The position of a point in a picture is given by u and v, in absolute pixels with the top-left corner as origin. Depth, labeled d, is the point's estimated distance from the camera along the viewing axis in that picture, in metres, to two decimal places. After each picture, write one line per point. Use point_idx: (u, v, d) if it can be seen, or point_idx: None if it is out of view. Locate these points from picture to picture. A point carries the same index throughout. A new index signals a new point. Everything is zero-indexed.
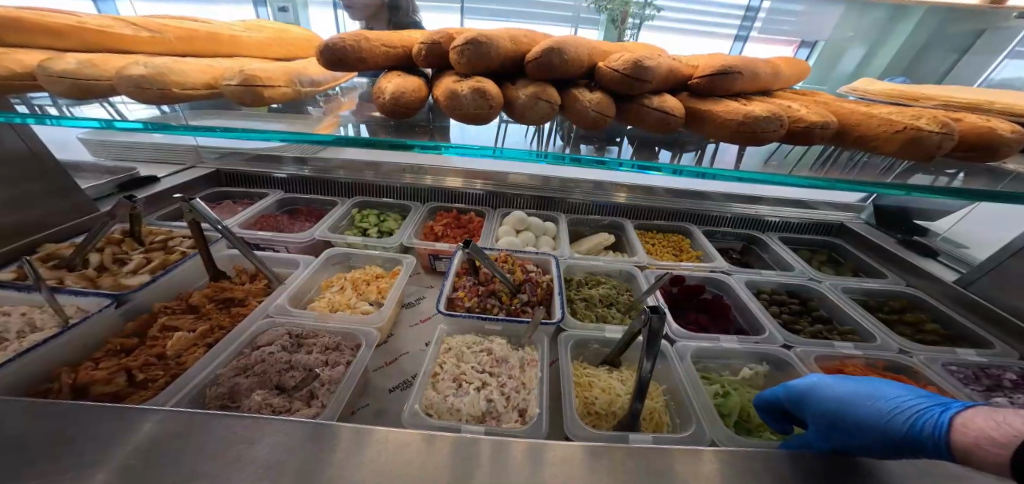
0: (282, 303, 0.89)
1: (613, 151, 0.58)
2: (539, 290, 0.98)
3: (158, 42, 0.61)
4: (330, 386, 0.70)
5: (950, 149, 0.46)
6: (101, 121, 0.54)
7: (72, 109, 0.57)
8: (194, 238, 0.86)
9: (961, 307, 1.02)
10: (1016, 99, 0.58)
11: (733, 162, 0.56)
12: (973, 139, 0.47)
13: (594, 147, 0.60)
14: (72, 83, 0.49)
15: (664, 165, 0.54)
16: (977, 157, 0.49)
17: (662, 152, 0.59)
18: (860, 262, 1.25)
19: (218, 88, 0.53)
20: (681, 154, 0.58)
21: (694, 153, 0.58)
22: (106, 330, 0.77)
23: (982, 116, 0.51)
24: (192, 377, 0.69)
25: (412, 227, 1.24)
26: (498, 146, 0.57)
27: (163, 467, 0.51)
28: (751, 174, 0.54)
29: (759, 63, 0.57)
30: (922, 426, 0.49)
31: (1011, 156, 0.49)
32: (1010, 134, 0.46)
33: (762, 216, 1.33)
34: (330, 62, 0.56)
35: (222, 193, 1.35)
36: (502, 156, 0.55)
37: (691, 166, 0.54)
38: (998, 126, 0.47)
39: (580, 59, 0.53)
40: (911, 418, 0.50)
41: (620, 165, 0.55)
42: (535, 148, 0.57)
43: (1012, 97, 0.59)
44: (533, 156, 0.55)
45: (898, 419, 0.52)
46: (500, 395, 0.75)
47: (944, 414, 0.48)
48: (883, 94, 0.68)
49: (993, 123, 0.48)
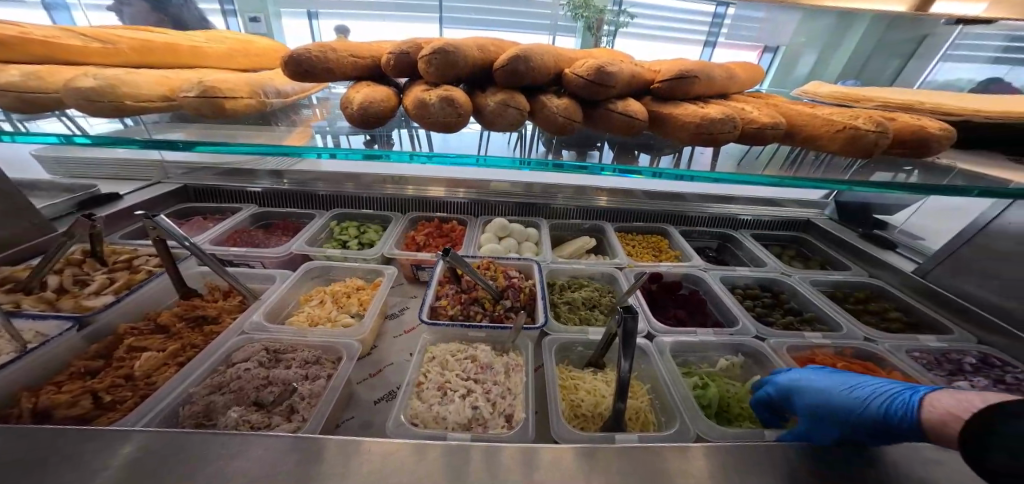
0: (259, 319, 0.86)
1: (593, 157, 0.60)
2: (523, 294, 0.98)
3: (110, 54, 0.60)
4: (310, 400, 0.69)
5: (887, 147, 0.49)
6: (61, 137, 0.52)
7: (17, 121, 0.55)
8: (159, 255, 0.84)
9: (919, 295, 1.06)
10: (945, 99, 0.62)
11: (710, 166, 0.58)
12: (907, 137, 0.50)
13: (576, 152, 0.62)
14: (16, 97, 0.47)
15: (645, 169, 0.56)
16: (911, 155, 0.52)
17: (642, 156, 0.61)
18: (826, 257, 1.30)
19: (175, 99, 0.52)
20: (659, 158, 0.60)
21: (671, 156, 0.60)
22: (67, 353, 0.73)
23: (913, 115, 0.55)
24: (163, 398, 0.66)
25: (393, 238, 1.23)
26: (482, 154, 0.57)
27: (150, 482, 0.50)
28: (726, 175, 0.56)
29: (714, 67, 0.59)
30: (897, 406, 0.56)
31: (942, 152, 0.52)
32: (938, 131, 0.49)
33: (736, 215, 1.38)
34: (297, 73, 0.56)
35: (191, 208, 1.32)
36: (487, 164, 0.56)
37: (670, 168, 0.56)
38: (927, 125, 0.50)
39: (545, 68, 0.55)
40: (885, 402, 0.57)
41: (602, 170, 0.56)
42: (517, 155, 0.59)
43: (944, 98, 0.63)
44: (517, 163, 0.56)
45: (872, 405, 0.59)
46: (486, 401, 0.74)
47: (915, 396, 0.55)
48: (828, 95, 0.71)
49: (923, 121, 0.51)
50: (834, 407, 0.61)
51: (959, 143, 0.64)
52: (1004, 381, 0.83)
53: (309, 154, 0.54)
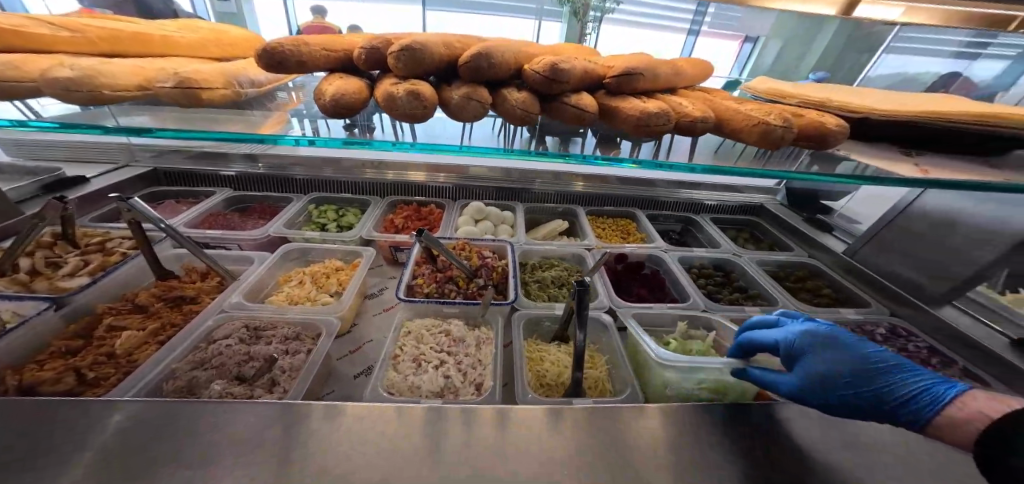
0: (238, 299, 0.90)
1: (576, 144, 0.66)
2: (495, 274, 1.03)
3: (79, 43, 0.62)
4: (291, 373, 0.74)
5: (792, 140, 0.56)
6: (14, 120, 0.53)
7: None
8: (135, 238, 0.86)
9: (848, 274, 1.17)
10: (855, 97, 0.69)
11: (687, 155, 0.65)
12: (809, 132, 0.57)
13: (559, 140, 0.68)
14: None
15: (626, 158, 0.61)
16: (815, 147, 0.60)
17: (625, 144, 0.67)
18: (774, 239, 1.40)
19: (150, 88, 0.55)
20: (641, 146, 0.66)
21: (651, 144, 0.66)
22: (47, 332, 0.76)
23: (818, 111, 0.62)
24: (146, 373, 0.70)
25: (371, 221, 1.26)
26: (465, 144, 0.61)
27: (142, 451, 0.55)
28: (702, 166, 0.62)
29: (659, 64, 0.65)
30: (925, 398, 0.58)
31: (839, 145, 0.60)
32: (835, 128, 0.56)
33: (701, 201, 1.47)
34: (270, 65, 0.59)
35: (162, 193, 1.31)
36: (470, 152, 0.60)
37: (650, 158, 0.62)
38: (827, 122, 0.57)
39: (505, 64, 0.59)
40: (918, 391, 0.59)
41: (586, 158, 0.61)
42: (502, 144, 0.63)
43: (856, 97, 0.70)
44: (500, 151, 0.61)
45: (901, 388, 0.60)
46: (457, 371, 0.81)
47: (950, 390, 0.57)
48: (760, 90, 0.78)
49: (824, 118, 0.58)
50: (858, 379, 0.63)
51: (867, 139, 0.69)
52: (905, 350, 0.93)
53: (280, 140, 0.57)
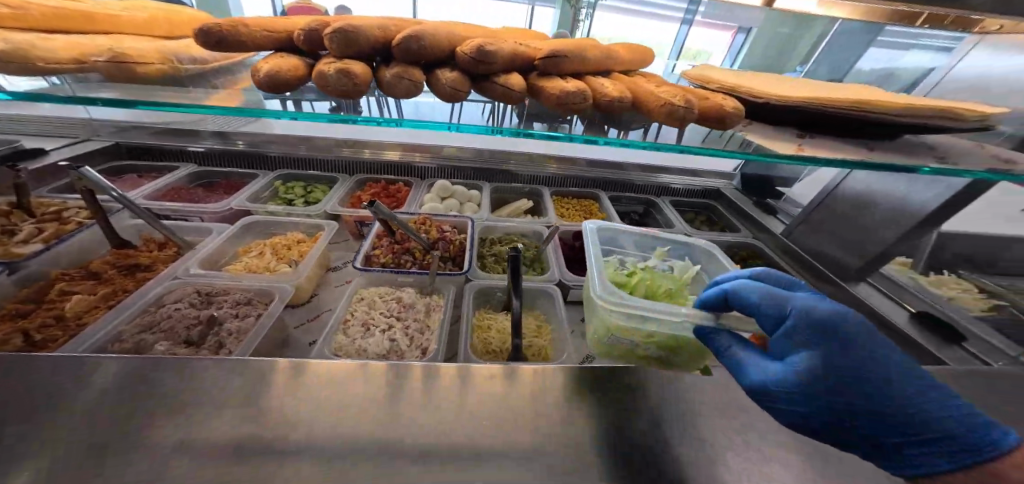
0: (192, 266, 0.93)
1: (564, 128, 0.64)
2: (452, 246, 1.08)
3: (22, 18, 0.60)
4: (237, 336, 0.78)
5: (693, 120, 0.61)
6: None
7: None
8: (89, 206, 0.87)
9: (785, 255, 1.25)
10: (767, 84, 0.74)
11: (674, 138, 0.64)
12: (712, 114, 0.62)
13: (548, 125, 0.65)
14: None
15: (613, 140, 0.61)
16: (717, 128, 0.64)
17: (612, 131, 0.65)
18: (726, 222, 1.48)
19: (86, 62, 0.56)
20: (628, 132, 0.65)
21: (640, 130, 0.66)
22: (1, 296, 0.79)
23: (728, 95, 0.67)
24: (94, 334, 0.73)
25: (337, 196, 1.29)
26: (454, 123, 0.61)
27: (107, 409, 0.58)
28: (690, 147, 0.62)
29: (590, 49, 0.68)
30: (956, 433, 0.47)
31: (738, 126, 0.65)
32: (732, 109, 0.62)
33: (667, 185, 1.53)
34: (210, 43, 0.61)
35: (125, 166, 1.32)
36: (460, 130, 0.60)
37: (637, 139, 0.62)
38: (726, 104, 0.62)
39: (438, 45, 0.62)
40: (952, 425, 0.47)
41: (572, 138, 0.61)
42: (489, 123, 0.63)
43: (772, 83, 0.75)
44: (490, 130, 0.61)
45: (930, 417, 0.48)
46: (403, 334, 0.86)
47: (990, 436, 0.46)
48: (689, 77, 0.83)
49: (725, 101, 0.63)
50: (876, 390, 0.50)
51: (767, 122, 0.72)
52: None
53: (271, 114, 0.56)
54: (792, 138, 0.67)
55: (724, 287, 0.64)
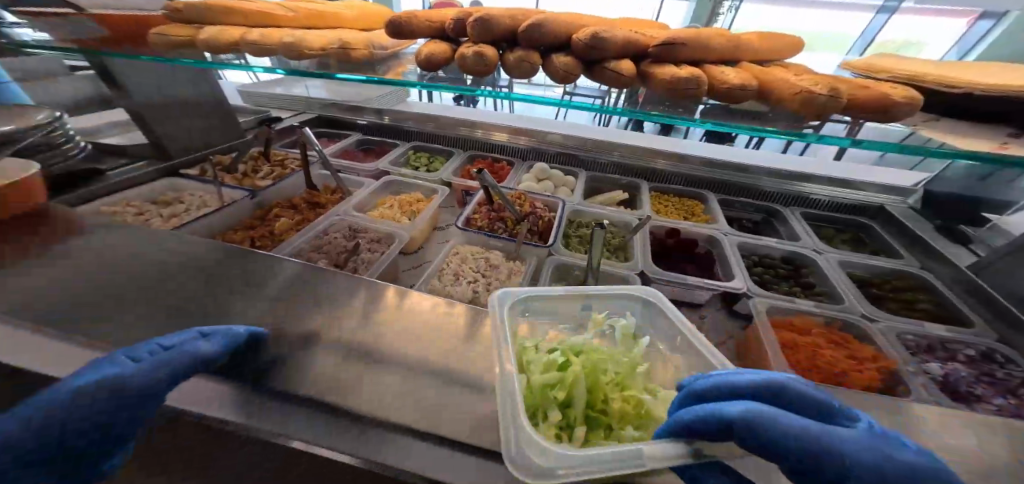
0: (348, 209, 1.19)
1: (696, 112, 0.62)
2: (541, 222, 1.14)
3: (295, 19, 0.84)
4: (369, 264, 0.99)
5: (841, 112, 0.55)
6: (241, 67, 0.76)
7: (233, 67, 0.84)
8: (302, 160, 1.19)
9: (967, 295, 0.97)
10: (957, 71, 0.61)
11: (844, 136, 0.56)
12: (871, 103, 0.53)
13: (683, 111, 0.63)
14: (259, 48, 0.74)
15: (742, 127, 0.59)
16: (877, 121, 0.55)
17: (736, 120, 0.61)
18: (881, 245, 1.22)
19: (326, 50, 0.75)
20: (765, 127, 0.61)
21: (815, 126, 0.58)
22: (243, 213, 1.13)
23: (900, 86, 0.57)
24: (287, 245, 1.01)
25: (453, 167, 1.48)
26: (566, 99, 0.68)
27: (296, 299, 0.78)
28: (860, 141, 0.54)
29: (713, 34, 0.65)
30: None
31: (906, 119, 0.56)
32: (903, 99, 0.53)
33: (808, 195, 1.32)
34: (393, 33, 0.78)
35: (325, 133, 1.69)
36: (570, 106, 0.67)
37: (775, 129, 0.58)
38: (894, 93, 0.53)
39: (557, 33, 0.68)
40: None
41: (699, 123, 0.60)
42: (598, 102, 0.68)
43: (964, 71, 0.62)
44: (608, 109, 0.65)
45: None
46: (484, 288, 0.96)
47: None
48: (856, 65, 0.72)
49: (893, 90, 0.54)
50: None
51: (965, 118, 0.59)
52: (991, 376, 0.80)
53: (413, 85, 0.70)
54: (994, 135, 0.55)
55: (695, 387, 0.49)
